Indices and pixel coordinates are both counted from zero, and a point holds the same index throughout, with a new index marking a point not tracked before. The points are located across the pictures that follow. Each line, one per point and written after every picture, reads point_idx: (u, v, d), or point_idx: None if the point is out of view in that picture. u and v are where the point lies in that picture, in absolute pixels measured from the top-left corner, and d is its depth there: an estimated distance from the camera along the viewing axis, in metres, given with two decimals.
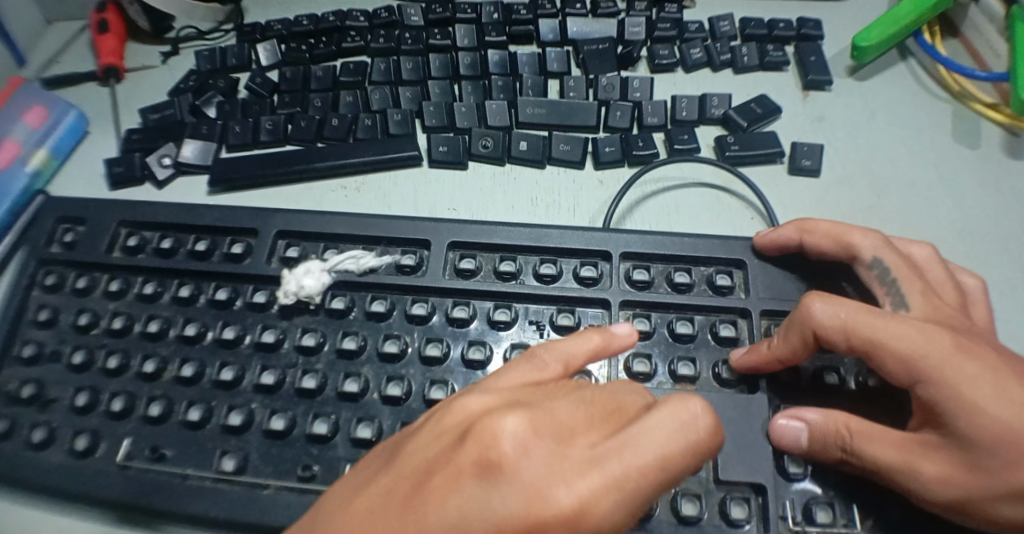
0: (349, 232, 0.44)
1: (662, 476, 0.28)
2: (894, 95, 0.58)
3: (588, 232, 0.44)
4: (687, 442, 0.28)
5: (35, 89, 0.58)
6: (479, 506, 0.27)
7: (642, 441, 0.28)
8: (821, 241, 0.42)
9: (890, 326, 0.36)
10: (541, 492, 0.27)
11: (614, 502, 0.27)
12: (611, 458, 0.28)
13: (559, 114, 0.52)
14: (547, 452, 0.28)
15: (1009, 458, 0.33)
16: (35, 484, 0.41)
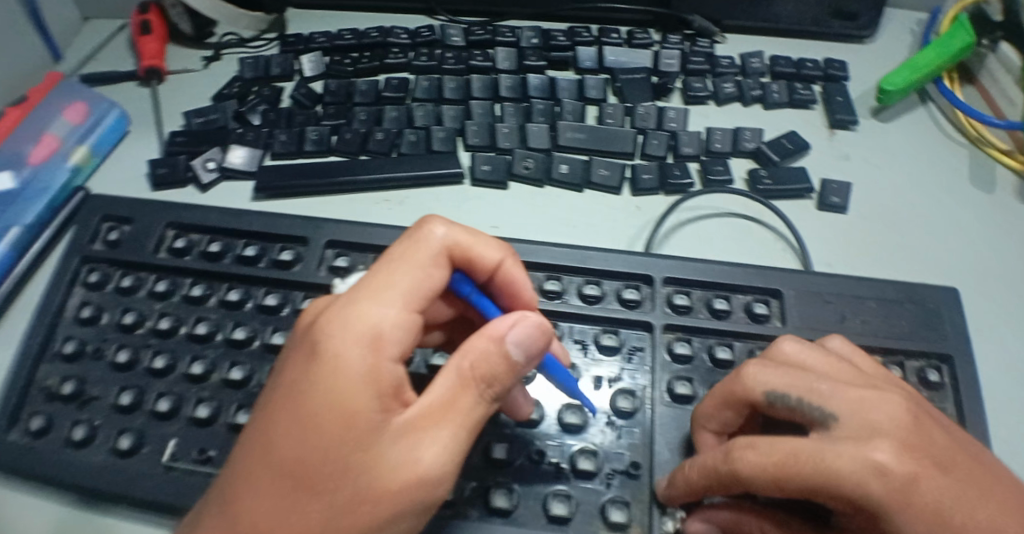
0: (400, 245, 0.45)
1: (418, 276, 0.34)
2: (915, 137, 0.61)
3: (631, 256, 0.45)
4: (422, 244, 0.35)
5: (79, 87, 0.59)
6: (282, 360, 0.33)
7: (394, 257, 0.35)
8: (716, 410, 0.37)
9: (843, 466, 0.31)
10: (312, 322, 0.33)
11: (384, 301, 0.32)
12: (375, 279, 0.34)
13: (599, 139, 0.54)
14: (328, 302, 0.34)
15: None
16: (75, 482, 0.40)
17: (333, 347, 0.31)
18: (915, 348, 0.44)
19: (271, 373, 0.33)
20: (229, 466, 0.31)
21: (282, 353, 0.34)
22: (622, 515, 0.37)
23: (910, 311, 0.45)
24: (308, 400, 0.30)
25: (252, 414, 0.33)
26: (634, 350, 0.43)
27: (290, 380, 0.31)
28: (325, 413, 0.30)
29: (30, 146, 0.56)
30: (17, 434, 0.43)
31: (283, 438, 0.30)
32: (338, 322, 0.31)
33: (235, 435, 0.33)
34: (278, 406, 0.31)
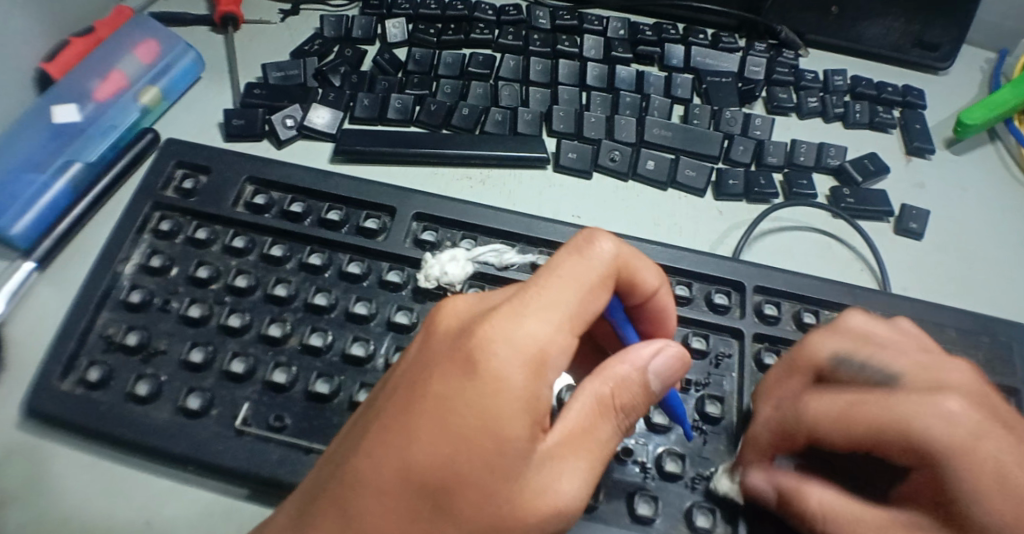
0: (490, 224, 0.44)
1: (581, 297, 0.32)
2: (988, 172, 0.60)
3: (722, 261, 0.45)
4: (586, 264, 0.33)
5: (153, 24, 0.56)
6: (420, 361, 0.31)
7: (555, 271, 0.33)
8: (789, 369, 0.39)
9: (916, 413, 0.33)
10: (464, 330, 0.31)
11: (542, 318, 0.30)
12: (532, 291, 0.32)
13: (686, 139, 0.53)
14: (476, 309, 0.32)
15: None
16: (138, 439, 0.38)
17: (494, 364, 0.29)
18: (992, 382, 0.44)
19: (403, 372, 0.31)
20: (358, 464, 0.29)
21: (415, 352, 0.32)
22: (707, 520, 0.37)
23: (988, 345, 0.45)
24: (463, 417, 0.28)
25: (382, 410, 0.30)
26: (722, 357, 0.42)
27: (439, 389, 0.29)
28: (478, 433, 0.28)
29: (95, 81, 0.53)
30: (70, 385, 0.40)
31: (431, 449, 0.28)
32: (501, 340, 0.30)
33: (358, 428, 0.31)
34: (423, 415, 0.29)
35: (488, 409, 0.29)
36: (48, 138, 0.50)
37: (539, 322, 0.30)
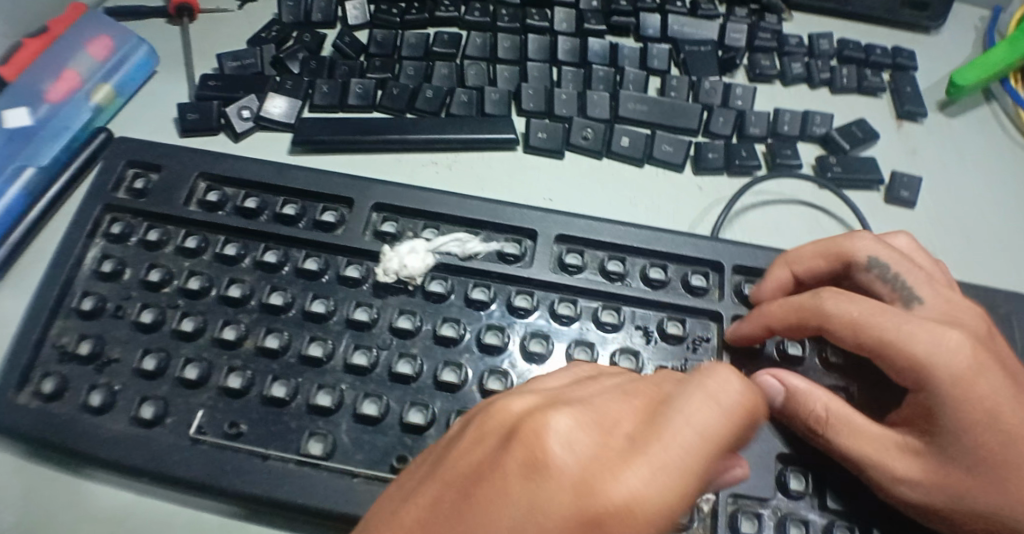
0: (453, 212, 0.42)
1: (710, 453, 0.25)
2: (983, 135, 0.57)
3: (699, 241, 0.42)
4: (722, 411, 0.26)
5: (103, 17, 0.54)
6: (520, 508, 0.25)
7: (686, 419, 0.25)
8: (812, 264, 0.40)
9: (921, 338, 0.34)
10: (590, 487, 0.24)
11: (676, 484, 0.24)
12: (660, 437, 0.25)
13: (663, 113, 0.50)
14: (591, 446, 0.25)
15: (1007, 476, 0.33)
16: (90, 451, 0.37)
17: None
18: None
19: (496, 514, 0.25)
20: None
21: (511, 488, 0.25)
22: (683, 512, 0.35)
23: None
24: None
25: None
26: (700, 341, 0.40)
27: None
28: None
29: (49, 81, 0.51)
30: (26, 399, 0.39)
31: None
32: (636, 511, 0.24)
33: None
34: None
35: None
36: None
37: (654, 479, 0.24)
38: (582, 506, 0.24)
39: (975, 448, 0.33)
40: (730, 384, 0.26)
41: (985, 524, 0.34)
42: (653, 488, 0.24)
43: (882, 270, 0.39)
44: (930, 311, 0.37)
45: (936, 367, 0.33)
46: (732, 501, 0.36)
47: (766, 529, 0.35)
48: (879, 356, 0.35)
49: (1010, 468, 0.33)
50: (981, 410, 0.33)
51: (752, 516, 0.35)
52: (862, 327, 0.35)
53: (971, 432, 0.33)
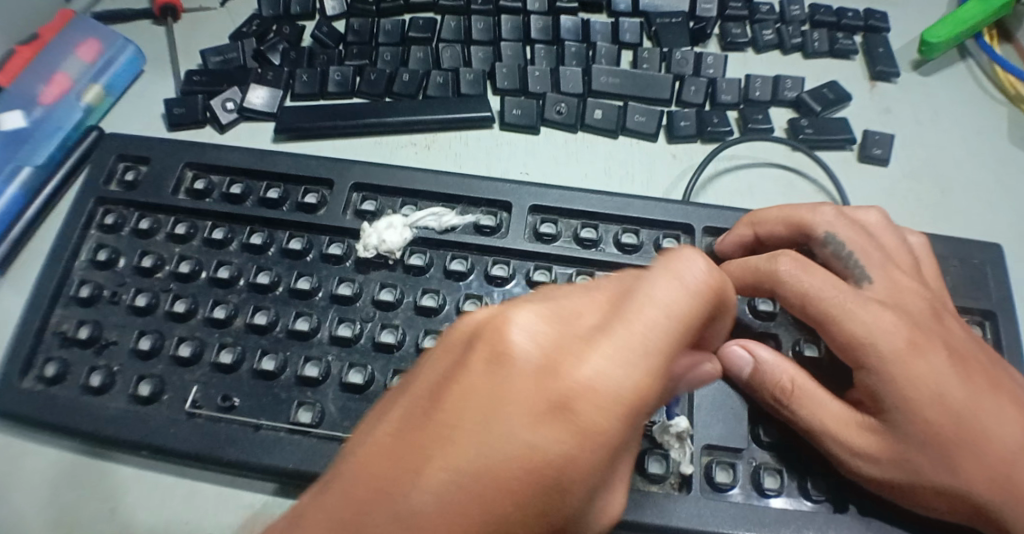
0: (430, 188, 0.44)
1: (674, 330, 0.25)
2: (958, 92, 0.57)
3: (670, 204, 0.43)
4: (687, 291, 0.26)
5: (89, 20, 0.55)
6: (491, 398, 0.25)
7: (652, 300, 0.25)
8: (775, 227, 0.39)
9: (858, 317, 0.34)
10: (555, 367, 0.25)
11: (637, 359, 0.25)
12: (624, 321, 0.25)
13: (635, 85, 0.51)
14: (557, 333, 0.25)
15: (956, 445, 0.33)
16: (92, 429, 0.39)
17: (594, 416, 0.24)
18: (961, 306, 0.43)
19: (467, 405, 0.25)
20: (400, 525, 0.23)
21: (480, 380, 0.25)
22: (659, 466, 0.36)
23: (957, 268, 0.44)
24: (553, 478, 0.24)
25: (437, 461, 0.24)
26: None
27: (524, 441, 0.24)
28: (560, 489, 0.24)
29: (42, 85, 0.53)
30: (31, 382, 0.41)
31: (507, 512, 0.23)
32: (601, 387, 0.24)
33: (396, 468, 0.24)
34: (500, 478, 0.23)
35: (543, 454, 0.24)
36: None
37: (616, 358, 0.24)
38: (551, 390, 0.24)
39: (923, 430, 0.33)
40: (700, 266, 0.27)
41: (942, 502, 0.34)
42: (614, 367, 0.24)
43: (837, 248, 0.38)
44: (878, 293, 0.36)
45: (873, 344, 0.34)
46: (707, 454, 0.37)
47: (739, 477, 0.36)
48: (824, 333, 0.35)
49: (960, 446, 0.33)
50: (924, 392, 0.33)
51: (727, 467, 0.36)
52: (812, 301, 0.35)
53: (917, 412, 0.33)
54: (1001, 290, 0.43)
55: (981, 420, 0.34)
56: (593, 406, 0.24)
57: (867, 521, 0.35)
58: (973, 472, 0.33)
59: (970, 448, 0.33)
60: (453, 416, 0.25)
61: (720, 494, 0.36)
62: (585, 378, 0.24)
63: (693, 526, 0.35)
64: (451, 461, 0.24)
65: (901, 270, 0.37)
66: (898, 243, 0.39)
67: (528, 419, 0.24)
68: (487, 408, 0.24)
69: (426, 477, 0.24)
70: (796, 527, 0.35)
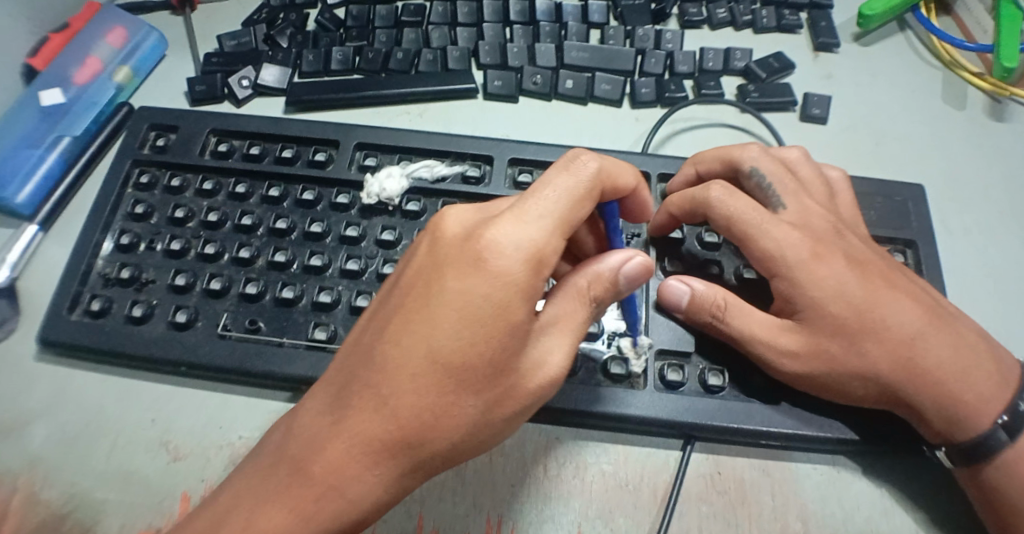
0: (423, 146, 0.51)
1: (563, 205, 0.34)
2: (894, 60, 0.64)
3: (630, 156, 0.51)
4: (569, 177, 0.35)
5: (115, 9, 0.62)
6: (431, 269, 0.34)
7: (542, 188, 0.34)
8: (712, 165, 0.47)
9: (770, 235, 0.42)
10: (471, 237, 0.33)
11: (532, 222, 0.33)
12: (525, 202, 0.34)
13: (602, 58, 0.58)
14: (478, 219, 0.35)
15: (860, 333, 0.41)
16: (137, 351, 0.45)
17: (504, 264, 0.32)
18: (885, 235, 0.51)
19: (416, 279, 0.34)
20: (378, 365, 0.33)
21: (425, 258, 0.34)
22: (620, 368, 0.44)
23: (879, 204, 0.52)
24: (476, 316, 0.32)
25: (397, 319, 0.34)
26: (633, 236, 0.48)
27: (452, 291, 0.33)
28: (484, 322, 0.32)
29: (76, 67, 0.59)
30: (79, 315, 0.47)
31: (450, 343, 0.32)
32: (503, 245, 0.33)
33: (374, 331, 0.35)
34: (437, 320, 0.32)
35: (470, 296, 0.32)
36: (38, 119, 0.56)
37: (519, 223, 0.33)
38: (471, 252, 0.33)
39: (833, 323, 0.41)
40: (585, 165, 0.36)
41: (858, 386, 0.41)
42: (517, 230, 0.33)
43: (760, 180, 0.46)
44: (793, 215, 0.44)
45: (782, 257, 0.42)
46: (660, 360, 0.45)
47: (687, 377, 0.44)
48: (746, 248, 0.43)
49: (864, 333, 0.41)
50: (828, 292, 0.41)
51: (676, 368, 0.44)
52: (736, 221, 0.43)
53: (824, 311, 0.41)
54: (911, 220, 0.51)
55: (880, 311, 0.41)
56: (504, 258, 0.32)
57: (796, 413, 0.43)
58: (879, 356, 0.41)
59: (873, 335, 0.41)
60: (410, 286, 0.34)
61: (672, 390, 0.44)
62: (495, 240, 0.33)
63: (647, 413, 0.43)
64: (410, 314, 0.33)
65: (815, 197, 0.46)
66: (816, 176, 0.47)
67: (459, 278, 0.33)
68: (430, 275, 0.34)
69: (396, 330, 0.33)
70: (733, 418, 0.43)
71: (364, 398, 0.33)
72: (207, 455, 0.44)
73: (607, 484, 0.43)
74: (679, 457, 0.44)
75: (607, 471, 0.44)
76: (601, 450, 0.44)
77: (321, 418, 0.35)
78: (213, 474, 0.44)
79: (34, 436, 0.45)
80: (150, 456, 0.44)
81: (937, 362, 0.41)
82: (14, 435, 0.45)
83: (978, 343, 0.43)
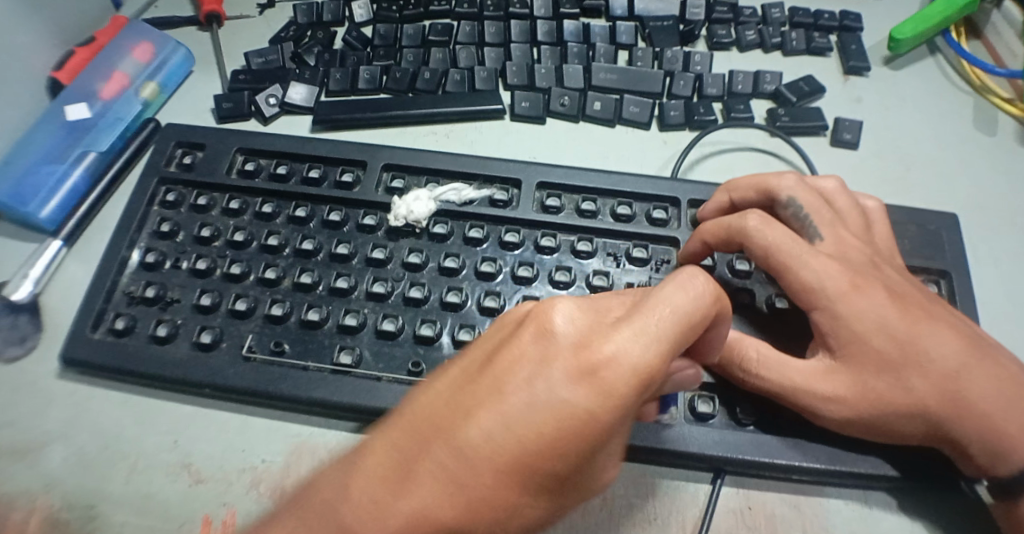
0: (450, 168, 0.50)
1: (680, 329, 0.32)
2: (924, 84, 0.63)
3: (659, 181, 0.50)
4: (690, 296, 0.33)
5: (144, 26, 0.62)
6: (532, 366, 0.32)
7: (668, 305, 0.32)
8: (746, 194, 0.47)
9: (809, 268, 0.42)
10: (586, 344, 0.31)
11: (651, 341, 0.31)
12: (642, 313, 0.32)
13: (630, 80, 0.58)
14: (588, 319, 0.33)
15: (904, 370, 0.41)
16: (160, 371, 0.45)
17: (613, 381, 0.31)
18: (919, 265, 0.50)
19: (511, 370, 0.32)
20: (456, 450, 0.31)
21: (527, 349, 0.32)
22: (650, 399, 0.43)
23: (913, 233, 0.51)
24: (576, 431, 0.31)
25: (488, 411, 0.31)
26: (662, 262, 0.48)
27: (555, 398, 0.31)
28: (584, 438, 0.31)
29: (102, 82, 0.59)
30: (102, 334, 0.47)
31: (539, 450, 0.31)
32: (620, 361, 0.31)
33: (456, 409, 0.32)
34: (531, 423, 0.31)
35: (571, 408, 0.31)
36: (62, 134, 0.56)
37: (638, 339, 0.31)
38: (583, 360, 0.31)
39: (876, 357, 0.41)
40: (707, 286, 0.33)
41: (904, 423, 0.40)
42: (631, 347, 0.31)
43: (797, 210, 0.45)
44: (829, 246, 0.44)
45: (822, 290, 0.42)
46: (690, 390, 0.44)
47: (718, 410, 0.43)
48: (784, 278, 0.43)
49: (907, 368, 0.41)
50: (871, 325, 0.41)
51: (707, 399, 0.43)
52: (774, 252, 0.43)
53: (866, 345, 0.41)
54: (946, 251, 0.50)
55: (921, 345, 0.41)
56: (616, 375, 0.31)
57: (838, 453, 0.42)
58: (924, 391, 0.40)
59: (916, 369, 0.41)
60: (501, 378, 0.32)
61: (702, 422, 0.43)
62: (610, 352, 0.31)
63: (678, 446, 0.42)
64: (502, 408, 0.31)
65: (850, 229, 0.45)
66: (852, 207, 0.47)
67: (562, 387, 0.31)
68: (530, 375, 0.31)
69: (486, 422, 0.31)
70: (767, 451, 0.42)
71: (423, 482, 0.31)
72: (227, 481, 0.44)
73: (634, 517, 0.42)
74: (708, 490, 0.43)
75: (635, 504, 0.43)
76: (628, 482, 0.43)
77: (362, 490, 0.32)
78: (233, 499, 0.43)
79: (54, 455, 0.45)
80: (172, 480, 0.44)
81: (982, 397, 0.41)
82: (33, 456, 0.45)
83: (1021, 377, 0.42)
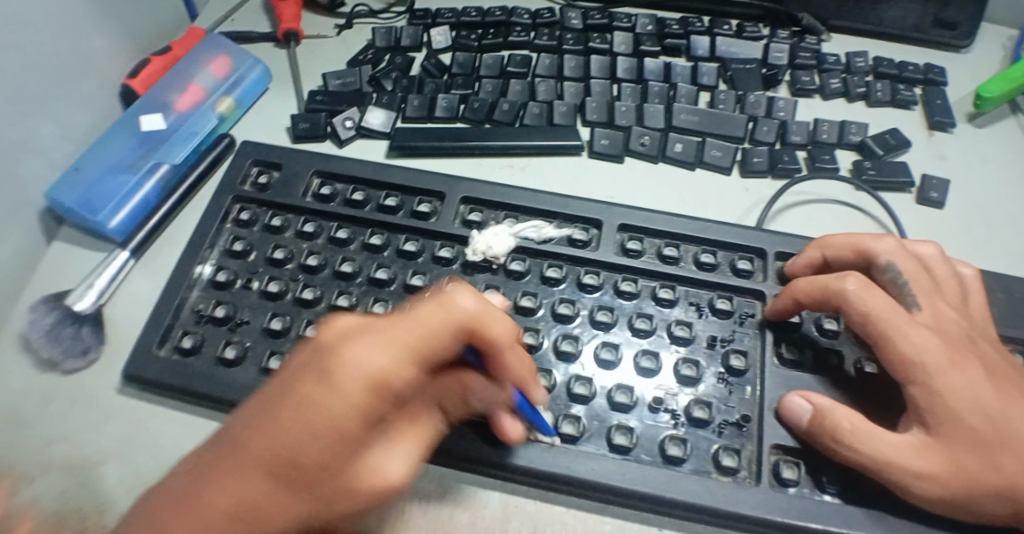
0: (530, 204, 0.50)
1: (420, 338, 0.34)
2: (1012, 143, 0.61)
3: (745, 231, 0.49)
4: (448, 312, 0.35)
5: (224, 42, 0.63)
6: (289, 371, 0.34)
7: (414, 318, 0.34)
8: (841, 253, 0.46)
9: (906, 337, 0.40)
10: (332, 349, 0.33)
11: (390, 346, 0.33)
12: (395, 323, 0.34)
13: (711, 123, 0.57)
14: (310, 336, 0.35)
15: (998, 449, 0.38)
16: (225, 394, 0.44)
17: (340, 380, 0.32)
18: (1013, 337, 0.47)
19: (279, 377, 0.34)
20: (226, 449, 0.32)
21: (287, 362, 0.35)
22: (732, 461, 0.41)
23: (1006, 302, 0.48)
24: (314, 423, 0.31)
25: (249, 417, 0.33)
26: (747, 315, 0.46)
27: (303, 397, 0.32)
28: (327, 431, 0.31)
29: (176, 96, 0.60)
30: (168, 351, 0.47)
31: (287, 447, 0.31)
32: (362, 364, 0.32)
33: (228, 422, 0.34)
34: (280, 420, 0.32)
35: (312, 403, 0.32)
36: (135, 145, 0.57)
37: (372, 348, 0.33)
38: (319, 364, 0.33)
39: (972, 435, 0.38)
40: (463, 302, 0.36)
41: (999, 506, 0.38)
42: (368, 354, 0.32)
43: (895, 275, 0.44)
44: (928, 316, 0.42)
45: (917, 361, 0.40)
46: (774, 453, 0.42)
47: (801, 477, 0.41)
48: (880, 345, 0.41)
49: (1002, 448, 0.38)
50: (968, 401, 0.39)
51: (792, 465, 0.41)
52: (873, 319, 0.41)
53: (962, 422, 0.39)
54: None
55: (1018, 425, 0.39)
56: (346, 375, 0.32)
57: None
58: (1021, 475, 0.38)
59: (1014, 451, 0.38)
60: (274, 386, 0.34)
61: (784, 489, 0.41)
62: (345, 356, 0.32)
63: (760, 513, 0.39)
64: (260, 409, 0.33)
65: (948, 298, 0.44)
66: (949, 274, 0.45)
67: (301, 388, 0.32)
68: (285, 378, 0.33)
69: (256, 423, 0.32)
70: (854, 525, 0.39)
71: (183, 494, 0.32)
72: None
73: None
74: None
75: None
76: None
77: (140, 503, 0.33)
78: None
79: (109, 473, 0.44)
80: None
81: None
82: (88, 472, 0.44)
83: None
